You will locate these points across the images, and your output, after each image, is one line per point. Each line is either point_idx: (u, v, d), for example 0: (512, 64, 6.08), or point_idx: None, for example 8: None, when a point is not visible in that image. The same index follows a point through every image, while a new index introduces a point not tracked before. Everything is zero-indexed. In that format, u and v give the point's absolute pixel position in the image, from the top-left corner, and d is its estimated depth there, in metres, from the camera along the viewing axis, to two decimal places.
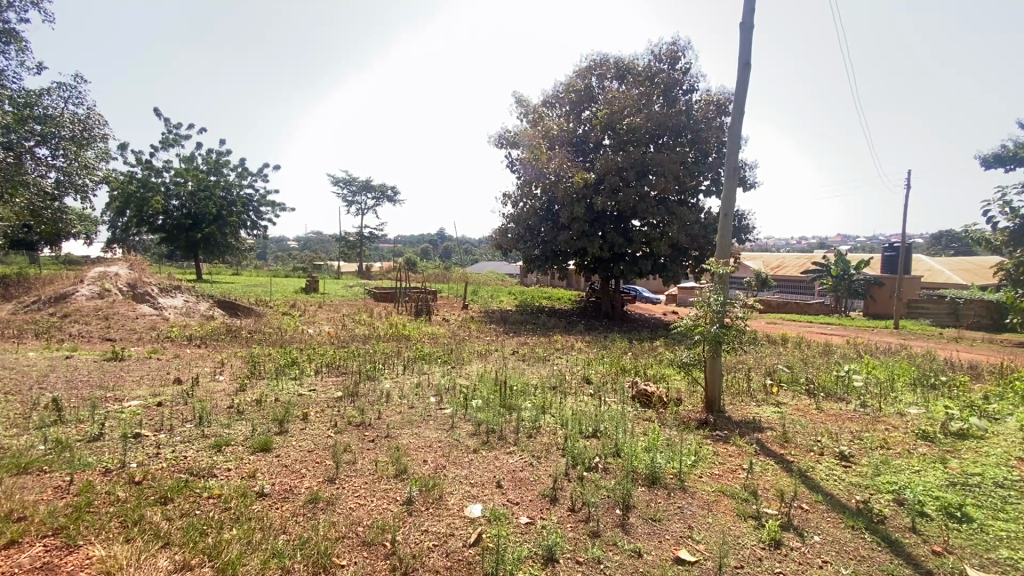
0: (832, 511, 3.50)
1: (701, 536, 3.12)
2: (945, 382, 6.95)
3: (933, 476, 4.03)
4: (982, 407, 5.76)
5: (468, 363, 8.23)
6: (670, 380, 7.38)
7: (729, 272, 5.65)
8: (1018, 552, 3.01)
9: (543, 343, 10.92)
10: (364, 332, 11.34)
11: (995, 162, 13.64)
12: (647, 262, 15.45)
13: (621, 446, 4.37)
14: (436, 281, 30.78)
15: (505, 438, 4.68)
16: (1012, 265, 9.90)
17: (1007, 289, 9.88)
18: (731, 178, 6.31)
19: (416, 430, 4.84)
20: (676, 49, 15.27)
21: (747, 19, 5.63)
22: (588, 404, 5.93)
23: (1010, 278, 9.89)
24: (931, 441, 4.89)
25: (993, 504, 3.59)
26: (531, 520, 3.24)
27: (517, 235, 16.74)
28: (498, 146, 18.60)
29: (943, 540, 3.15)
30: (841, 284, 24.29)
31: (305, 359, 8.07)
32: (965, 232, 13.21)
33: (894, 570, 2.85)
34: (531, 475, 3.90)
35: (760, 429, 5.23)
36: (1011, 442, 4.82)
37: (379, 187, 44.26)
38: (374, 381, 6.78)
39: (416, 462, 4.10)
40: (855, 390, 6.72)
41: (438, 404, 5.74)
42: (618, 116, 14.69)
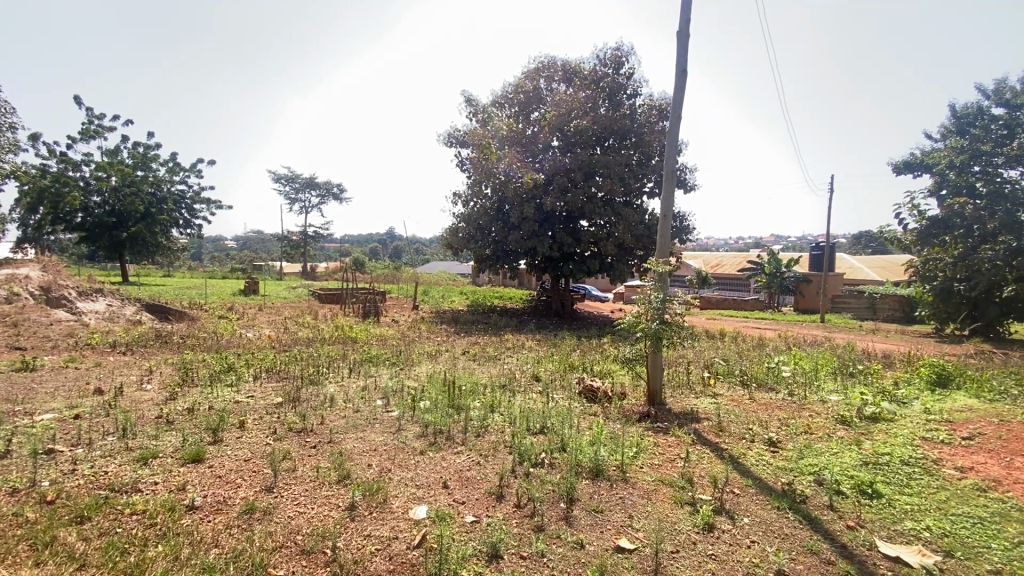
0: (760, 494, 3.73)
1: (640, 524, 3.24)
2: (860, 371, 7.55)
3: (849, 457, 4.37)
4: (892, 393, 6.31)
5: (417, 365, 8.13)
6: (615, 376, 7.60)
7: (668, 271, 5.90)
8: (919, 523, 3.34)
9: (493, 342, 10.93)
10: (307, 335, 10.96)
11: (904, 168, 14.83)
12: (596, 262, 15.78)
13: (567, 441, 4.47)
14: (385, 281, 30.17)
15: (452, 438, 4.67)
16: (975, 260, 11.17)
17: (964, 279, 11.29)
18: (669, 180, 6.59)
19: (361, 434, 4.74)
20: (620, 55, 15.69)
21: (683, 29, 5.89)
22: (536, 402, 5.99)
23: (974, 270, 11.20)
24: (849, 425, 5.32)
25: (899, 480, 3.95)
26: (476, 518, 3.25)
27: (468, 235, 16.63)
28: (446, 144, 18.47)
29: (857, 515, 3.43)
30: (774, 282, 25.77)
31: (244, 364, 7.71)
32: (880, 232, 14.39)
33: (813, 545, 3.07)
34: (478, 474, 3.91)
35: (697, 419, 5.49)
36: (915, 423, 5.33)
37: (324, 184, 42.78)
38: (317, 385, 6.57)
39: (360, 466, 4.01)
40: (784, 380, 7.17)
41: (385, 407, 5.64)
42: (565, 118, 14.90)
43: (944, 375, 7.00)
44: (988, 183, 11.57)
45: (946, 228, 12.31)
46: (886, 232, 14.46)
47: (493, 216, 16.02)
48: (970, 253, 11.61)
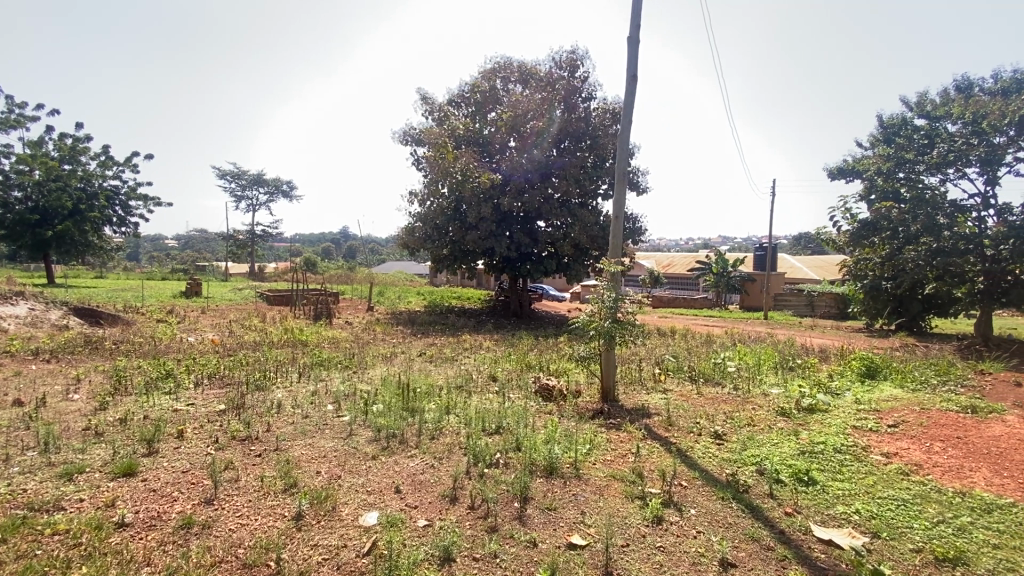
0: (706, 485, 3.87)
1: (591, 520, 3.30)
2: (799, 365, 8.00)
3: (787, 447, 4.60)
4: (827, 385, 6.72)
5: (371, 367, 7.95)
6: (571, 374, 7.71)
7: (619, 271, 6.04)
8: (849, 507, 3.56)
9: (450, 343, 10.84)
10: (254, 338, 10.49)
11: (838, 173, 15.76)
12: (552, 262, 15.96)
13: (521, 440, 4.49)
14: (339, 282, 29.34)
15: (406, 441, 4.59)
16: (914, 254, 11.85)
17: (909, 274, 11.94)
18: (621, 182, 6.73)
19: (310, 441, 4.57)
20: (575, 58, 15.91)
21: (634, 35, 6.03)
22: (492, 402, 5.98)
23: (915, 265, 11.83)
24: (788, 416, 5.61)
25: (832, 467, 4.20)
26: (429, 522, 3.21)
27: (424, 235, 16.42)
28: (402, 142, 18.20)
29: (793, 502, 3.62)
30: (722, 281, 26.86)
31: (184, 370, 7.29)
32: (817, 233, 15.24)
33: (754, 533, 3.21)
34: (431, 477, 3.85)
35: (648, 414, 5.66)
36: (847, 413, 5.69)
37: (273, 181, 41.17)
38: (264, 391, 6.30)
39: (308, 474, 3.88)
40: (730, 374, 7.50)
41: (336, 412, 5.48)
42: (522, 119, 14.96)
43: (872, 367, 7.51)
44: (911, 189, 12.17)
45: (874, 229, 13.11)
46: (822, 233, 15.34)
47: (449, 216, 15.85)
48: (895, 253, 12.48)
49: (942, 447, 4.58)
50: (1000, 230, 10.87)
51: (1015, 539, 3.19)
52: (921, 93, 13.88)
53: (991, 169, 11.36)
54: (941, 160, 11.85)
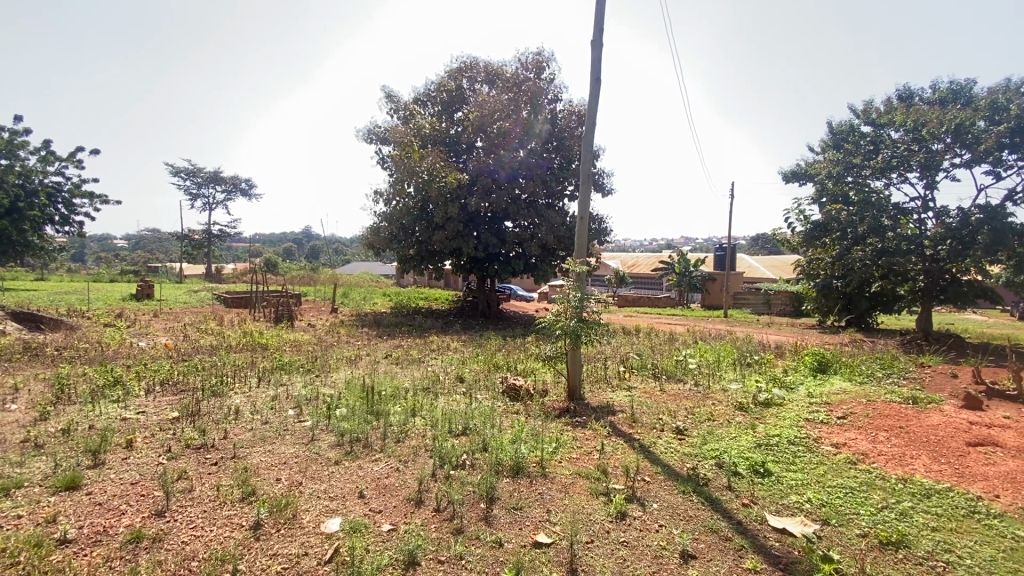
0: (668, 480, 3.97)
1: (557, 517, 3.33)
2: (756, 361, 8.31)
3: (745, 440, 4.77)
4: (782, 380, 7.00)
5: (335, 371, 7.78)
6: (538, 374, 7.75)
7: (584, 270, 6.12)
8: (802, 496, 3.72)
9: (417, 344, 10.73)
10: (209, 342, 10.08)
11: (792, 176, 16.42)
12: (520, 262, 16.02)
13: (488, 440, 4.49)
14: (301, 283, 28.57)
15: (370, 445, 4.51)
16: (865, 253, 12.45)
17: (860, 271, 12.55)
18: (586, 183, 6.81)
19: (270, 447, 4.44)
20: (541, 60, 16.01)
21: (598, 38, 6.13)
22: (459, 403, 5.96)
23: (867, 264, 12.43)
24: (746, 411, 5.81)
25: (786, 458, 4.38)
26: (394, 526, 3.17)
27: (390, 235, 16.20)
28: (366, 141, 17.90)
29: (751, 493, 3.76)
30: (684, 280, 27.55)
31: (133, 376, 6.94)
32: (773, 234, 15.86)
33: (713, 525, 3.32)
34: (396, 480, 3.80)
35: (613, 412, 5.76)
36: (800, 406, 5.95)
37: (230, 179, 39.72)
38: (221, 397, 6.07)
39: (267, 481, 3.76)
40: (691, 371, 7.71)
41: (297, 417, 5.33)
42: (488, 119, 14.96)
43: (824, 362, 7.87)
44: (859, 192, 12.77)
45: (826, 231, 13.78)
46: (778, 235, 15.95)
47: (416, 215, 15.68)
48: (844, 253, 13.16)
49: (886, 436, 4.84)
50: (939, 231, 11.54)
51: (951, 521, 3.41)
52: (867, 102, 14.61)
53: (930, 173, 12.08)
54: (886, 165, 12.56)
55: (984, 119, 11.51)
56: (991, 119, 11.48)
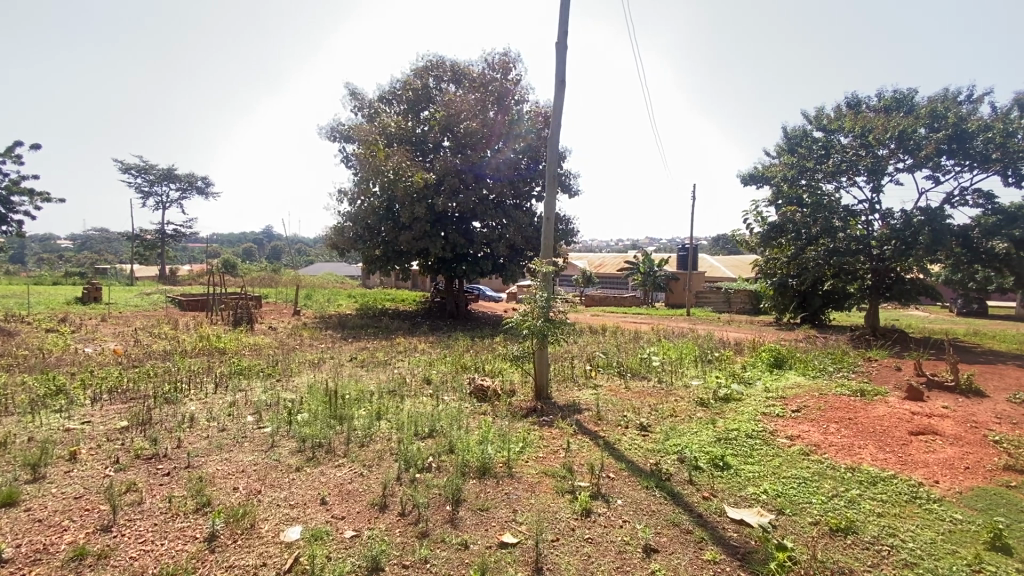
0: (631, 476, 4.04)
1: (522, 517, 3.34)
2: (716, 358, 8.58)
3: (705, 435, 4.91)
4: (740, 376, 7.25)
5: (297, 375, 7.58)
6: (506, 374, 7.77)
7: (551, 270, 6.15)
8: (759, 488, 3.86)
9: (383, 346, 10.57)
10: (163, 347, 9.64)
11: (750, 179, 16.97)
12: (488, 262, 16.00)
13: (455, 442, 4.46)
14: (262, 285, 27.67)
15: (334, 451, 4.41)
16: (818, 252, 13.02)
17: (814, 271, 13.14)
18: (552, 183, 6.85)
19: (227, 455, 4.29)
20: (507, 61, 16.05)
21: (562, 41, 6.19)
22: (426, 405, 5.90)
23: (819, 264, 13.05)
24: (707, 406, 5.99)
25: (744, 452, 4.53)
26: (357, 532, 3.11)
27: (355, 235, 15.91)
28: (329, 138, 17.52)
29: (711, 487, 3.87)
30: (648, 280, 28.15)
31: (78, 385, 6.54)
32: (733, 235, 16.37)
33: (675, 519, 3.40)
34: (360, 486, 3.73)
35: (580, 410, 5.83)
36: (757, 400, 6.17)
37: (185, 177, 38.12)
38: (175, 405, 5.81)
39: (223, 491, 3.63)
40: (655, 368, 7.89)
41: (257, 423, 5.17)
42: (455, 119, 14.90)
43: (780, 357, 8.19)
44: (812, 195, 13.30)
45: (782, 232, 14.17)
46: (737, 235, 16.49)
47: (381, 215, 15.44)
48: (799, 254, 13.73)
49: (836, 427, 5.08)
50: (885, 232, 12.20)
51: (895, 507, 3.60)
52: (819, 108, 15.29)
53: (876, 177, 12.71)
54: (836, 168, 13.19)
55: (924, 126, 12.18)
56: (931, 126, 12.15)
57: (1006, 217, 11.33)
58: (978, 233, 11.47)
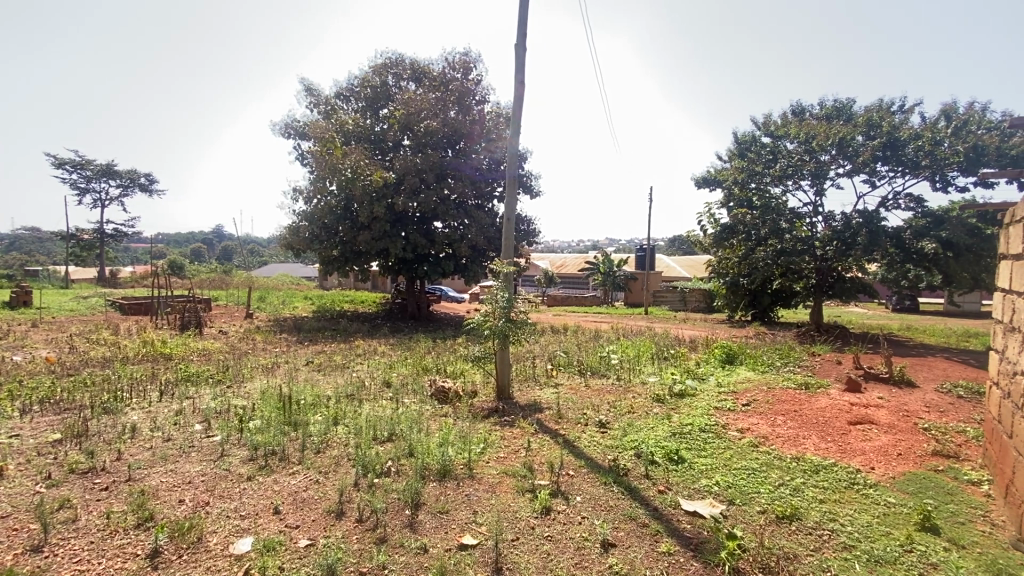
0: (590, 472, 4.11)
1: (482, 518, 3.35)
2: (672, 355, 8.84)
3: (661, 430, 5.05)
4: (695, 372, 7.50)
5: (250, 380, 7.31)
6: (467, 375, 7.75)
7: (511, 271, 6.16)
8: (711, 480, 4.00)
9: (341, 349, 10.34)
10: (101, 354, 9.06)
11: (703, 182, 17.55)
12: (449, 262, 15.89)
13: (414, 445, 4.41)
14: (212, 287, 26.48)
15: (288, 458, 4.28)
16: (766, 254, 13.63)
17: (762, 271, 13.75)
18: (512, 184, 6.88)
19: (172, 467, 4.08)
20: (468, 60, 15.98)
21: (521, 42, 6.22)
22: (385, 409, 5.81)
23: (768, 265, 13.67)
24: (663, 402, 6.15)
25: (698, 445, 4.69)
26: (312, 541, 3.03)
27: (311, 235, 15.45)
28: (283, 135, 16.96)
29: (666, 481, 3.98)
30: (608, 280, 28.69)
31: (4, 397, 6.06)
32: (687, 236, 16.90)
33: (631, 513, 3.48)
34: (315, 493, 3.63)
35: (540, 409, 5.87)
36: (710, 395, 6.40)
37: (126, 173, 36.01)
38: (115, 414, 5.48)
39: (168, 504, 3.45)
40: (613, 366, 8.05)
41: (205, 432, 4.94)
42: (415, 118, 14.72)
43: (731, 353, 8.52)
44: (760, 198, 13.91)
45: (733, 233, 14.77)
46: (692, 236, 17.02)
47: (338, 215, 15.08)
48: (749, 254, 14.32)
49: (783, 419, 5.34)
50: (827, 234, 12.90)
51: (835, 493, 3.82)
52: (767, 115, 16.01)
53: (819, 182, 13.43)
54: (783, 173, 13.83)
55: (861, 134, 12.95)
56: (867, 134, 12.94)
57: (935, 220, 12.23)
58: (910, 235, 12.33)
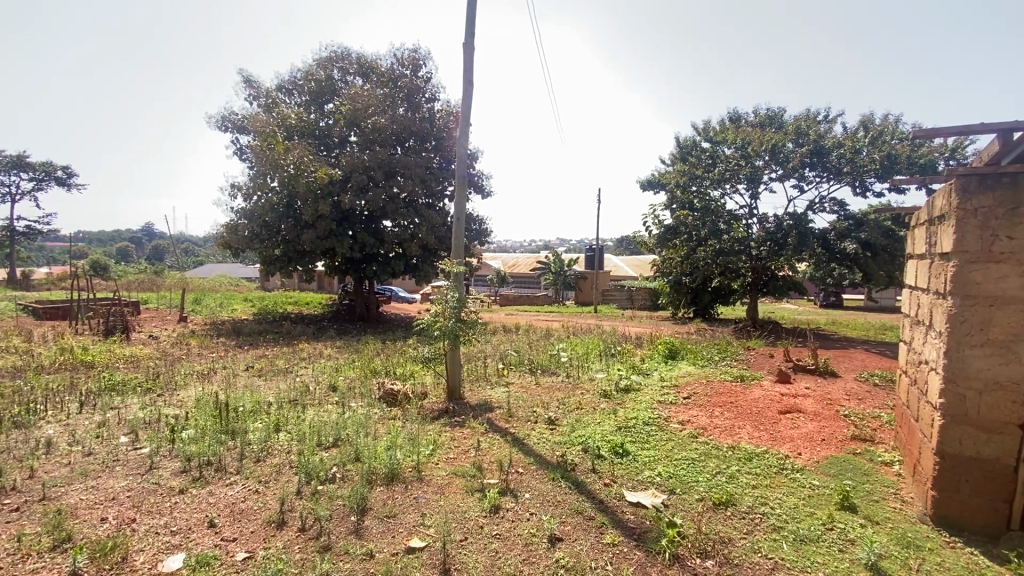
0: (539, 469, 4.17)
1: (430, 519, 3.32)
2: (618, 351, 9.12)
3: (607, 425, 5.19)
4: (640, 367, 7.77)
5: (184, 388, 6.90)
6: (417, 377, 7.66)
7: (461, 271, 6.13)
8: (654, 471, 4.16)
9: (284, 353, 9.96)
10: (11, 364, 8.27)
11: (648, 184, 18.13)
12: (399, 262, 15.60)
13: (361, 450, 4.32)
14: (142, 289, 24.77)
15: (225, 468, 4.08)
16: (707, 254, 14.26)
17: (704, 270, 14.39)
18: (461, 184, 6.87)
19: (94, 483, 3.79)
20: (417, 57, 15.73)
21: (469, 42, 6.22)
22: (330, 413, 5.64)
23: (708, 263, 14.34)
24: (609, 398, 6.33)
25: (642, 438, 4.86)
26: (250, 554, 2.91)
27: (251, 233, 14.74)
28: (219, 128, 16.08)
29: (611, 474, 4.10)
30: (559, 279, 29.16)
31: None
32: (633, 236, 17.41)
33: (578, 507, 3.57)
34: (255, 504, 3.49)
35: (491, 408, 5.89)
36: (653, 390, 6.64)
37: (41, 166, 33.04)
38: (26, 429, 5.02)
39: (89, 523, 3.21)
40: (563, 364, 8.21)
41: (132, 444, 4.62)
42: (362, 114, 14.34)
43: (674, 349, 8.88)
44: (701, 200, 14.57)
45: (676, 234, 15.34)
46: (638, 236, 17.55)
47: (281, 213, 14.49)
48: (691, 253, 14.96)
49: (720, 411, 5.63)
50: (761, 234, 13.69)
51: (766, 478, 4.07)
52: (706, 121, 16.78)
53: (754, 185, 14.22)
54: (721, 176, 14.54)
55: (791, 141, 13.82)
56: (796, 141, 13.82)
57: (855, 222, 13.26)
58: (835, 235, 13.27)
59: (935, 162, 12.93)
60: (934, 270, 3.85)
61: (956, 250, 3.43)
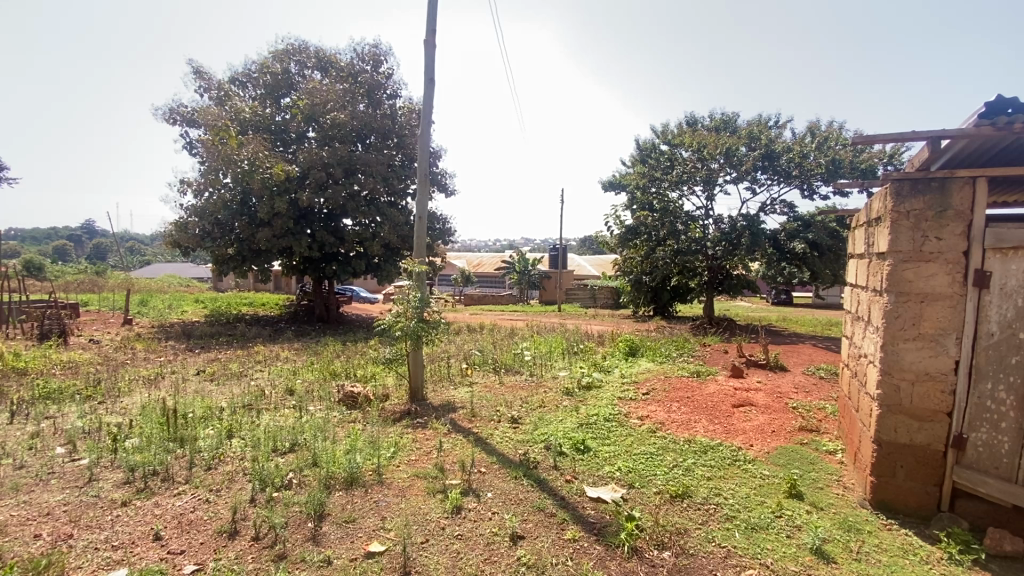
0: (502, 468, 4.19)
1: (391, 523, 3.27)
2: (581, 349, 9.24)
3: (569, 422, 5.25)
4: (602, 365, 7.91)
5: (129, 394, 6.54)
6: (379, 378, 7.53)
7: (423, 270, 6.06)
8: (614, 466, 4.25)
9: (239, 356, 9.59)
10: None
11: (609, 185, 18.42)
12: (360, 261, 15.28)
13: (319, 454, 4.21)
14: (82, 290, 23.30)
15: (173, 478, 3.89)
16: (665, 254, 14.64)
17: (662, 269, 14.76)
18: (423, 182, 6.79)
19: (25, 498, 3.54)
20: (378, 53, 15.45)
21: (430, 39, 6.16)
22: (287, 418, 5.47)
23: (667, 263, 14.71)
24: (572, 395, 6.41)
25: (603, 435, 4.94)
26: (199, 566, 2.79)
27: (202, 231, 14.10)
28: (167, 121, 15.31)
29: (573, 470, 4.16)
30: (523, 279, 29.30)
31: None
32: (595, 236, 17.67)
33: (540, 504, 3.60)
34: (205, 514, 3.34)
35: (454, 409, 5.86)
36: (614, 386, 6.77)
37: None
38: None
39: (19, 542, 2.99)
40: (526, 362, 8.27)
41: (70, 456, 4.34)
42: (320, 109, 13.96)
43: (634, 346, 9.08)
44: (660, 201, 14.91)
45: (636, 234, 15.51)
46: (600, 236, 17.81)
47: (234, 210, 13.92)
48: (651, 253, 15.30)
49: (678, 406, 5.79)
50: (717, 234, 14.16)
51: (721, 470, 4.22)
52: (665, 124, 17.23)
53: (710, 187, 14.70)
54: (679, 178, 14.95)
55: (745, 145, 14.37)
56: (749, 145, 14.38)
57: (803, 224, 13.92)
58: (785, 236, 13.88)
59: (875, 167, 13.73)
60: (872, 269, 4.09)
61: (891, 250, 3.66)
